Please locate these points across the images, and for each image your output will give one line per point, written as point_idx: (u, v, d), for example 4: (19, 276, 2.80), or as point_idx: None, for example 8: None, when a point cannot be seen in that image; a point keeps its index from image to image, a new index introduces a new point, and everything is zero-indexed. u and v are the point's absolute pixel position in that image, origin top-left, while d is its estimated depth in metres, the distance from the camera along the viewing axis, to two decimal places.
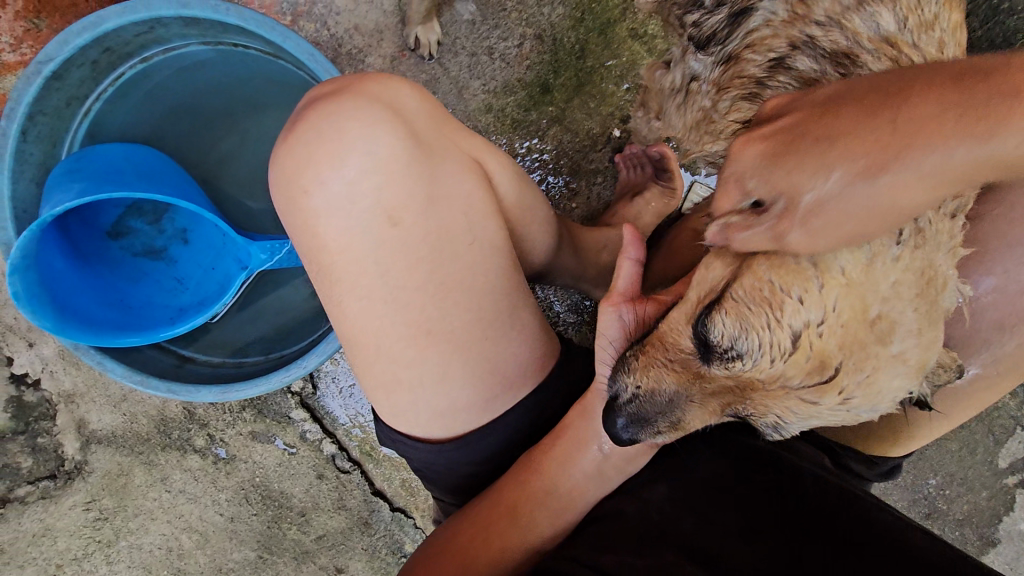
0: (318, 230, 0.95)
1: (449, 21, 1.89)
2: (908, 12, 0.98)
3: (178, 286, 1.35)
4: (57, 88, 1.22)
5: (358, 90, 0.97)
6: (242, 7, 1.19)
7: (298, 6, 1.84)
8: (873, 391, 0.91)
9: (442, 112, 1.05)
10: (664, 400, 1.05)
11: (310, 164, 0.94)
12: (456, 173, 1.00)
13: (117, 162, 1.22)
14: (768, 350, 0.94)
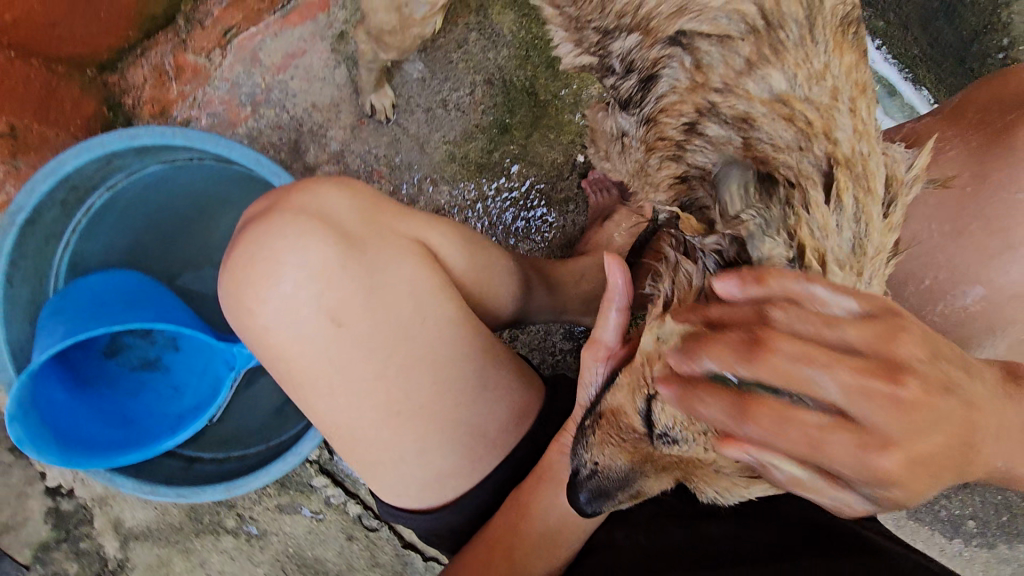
0: (273, 340, 1.01)
1: (400, 83, 1.95)
2: (798, 67, 0.97)
3: (176, 392, 1.42)
4: (33, 231, 1.30)
5: (286, 206, 1.02)
6: (186, 128, 1.29)
7: (256, 94, 1.92)
8: None
9: (373, 201, 1.10)
10: (618, 477, 1.05)
11: (250, 286, 0.99)
12: (394, 260, 1.04)
13: (100, 292, 1.31)
14: (698, 439, 0.96)
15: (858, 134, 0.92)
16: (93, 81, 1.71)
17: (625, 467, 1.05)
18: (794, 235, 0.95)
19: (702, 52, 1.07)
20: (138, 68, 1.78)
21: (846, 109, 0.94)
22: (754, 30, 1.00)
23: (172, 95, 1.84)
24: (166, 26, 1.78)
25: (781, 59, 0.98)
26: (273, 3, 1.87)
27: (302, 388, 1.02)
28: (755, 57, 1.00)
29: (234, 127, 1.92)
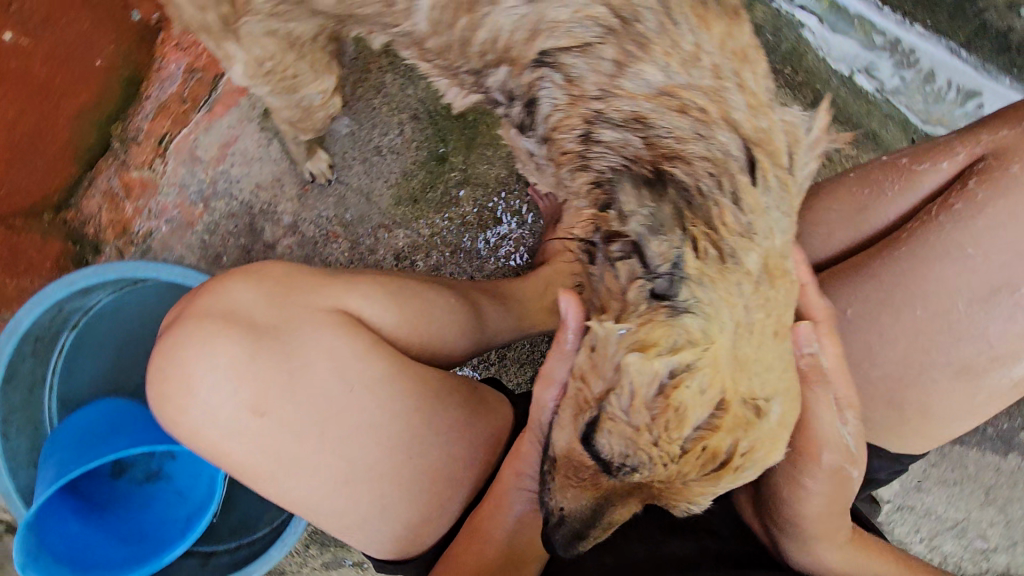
0: (203, 438, 1.05)
1: (331, 142, 1.98)
2: (671, 54, 0.82)
3: (180, 496, 1.50)
4: (14, 387, 1.40)
5: (192, 315, 1.06)
6: (112, 263, 1.39)
7: (204, 190, 1.99)
8: (767, 458, 0.82)
9: (282, 284, 1.10)
10: (584, 518, 0.85)
11: (173, 398, 1.04)
12: (305, 340, 1.05)
13: (86, 426, 1.42)
14: (655, 457, 0.80)
15: (753, 110, 0.80)
16: (52, 223, 1.84)
17: (591, 507, 0.84)
18: (687, 230, 0.86)
19: (569, 67, 0.93)
20: (90, 198, 1.88)
21: (735, 84, 0.80)
22: (611, 30, 0.86)
23: (127, 213, 1.93)
24: (103, 153, 1.86)
25: (649, 51, 0.84)
26: (195, 102, 1.91)
27: (246, 479, 1.06)
28: (623, 57, 0.87)
29: (192, 226, 2.00)
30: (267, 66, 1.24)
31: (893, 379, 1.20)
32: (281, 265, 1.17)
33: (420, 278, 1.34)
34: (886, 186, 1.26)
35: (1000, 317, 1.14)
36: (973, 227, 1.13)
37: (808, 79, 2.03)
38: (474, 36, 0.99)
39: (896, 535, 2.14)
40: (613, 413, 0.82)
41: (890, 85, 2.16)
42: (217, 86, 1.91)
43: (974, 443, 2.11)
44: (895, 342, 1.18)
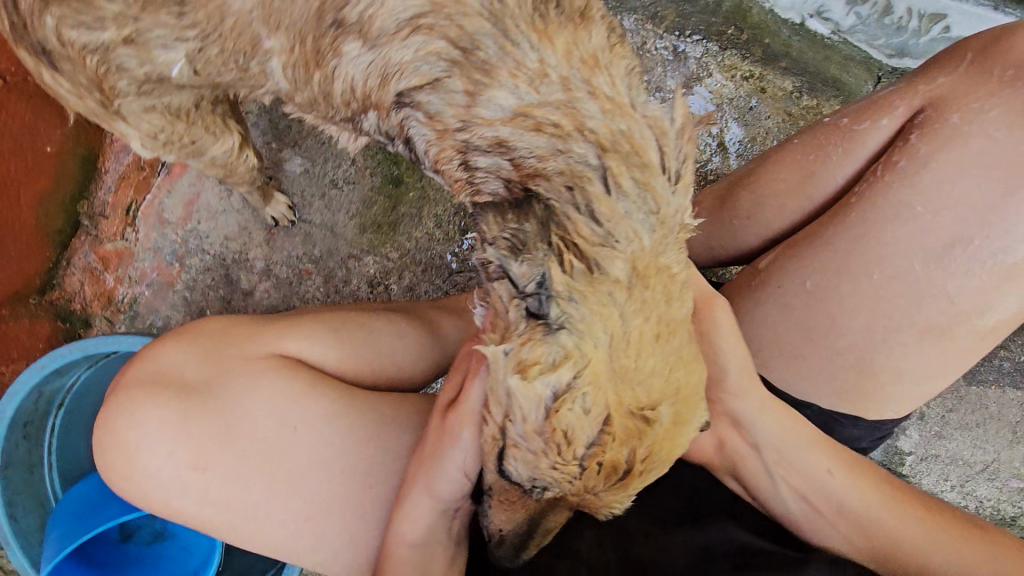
0: (154, 499, 1.05)
1: (288, 182, 2.01)
2: (514, 77, 0.91)
3: (186, 552, 1.60)
4: (13, 471, 1.47)
5: (127, 383, 1.07)
6: (78, 341, 1.44)
7: (178, 250, 2.02)
8: (669, 451, 0.89)
9: (214, 340, 1.13)
10: (522, 533, 0.96)
11: (118, 467, 1.05)
12: (242, 389, 1.07)
13: (85, 497, 1.49)
14: (560, 477, 0.86)
15: (610, 115, 0.87)
16: (39, 305, 1.91)
17: (527, 522, 0.95)
18: (551, 245, 0.90)
19: (426, 104, 1.01)
20: (71, 276, 1.95)
21: (584, 94, 0.88)
22: (454, 62, 0.95)
23: (109, 284, 2.00)
24: (75, 232, 1.94)
25: (494, 76, 0.92)
26: (154, 167, 1.98)
27: (207, 533, 1.07)
28: (472, 87, 0.95)
29: (173, 286, 2.03)
30: (161, 137, 1.39)
31: (860, 348, 1.17)
32: (221, 318, 1.20)
33: (372, 310, 1.35)
34: (831, 151, 1.26)
35: (957, 273, 1.11)
36: (920, 183, 1.13)
37: (755, 35, 1.94)
38: (333, 88, 1.12)
39: (924, 485, 2.08)
40: (516, 441, 0.88)
41: (848, 24, 1.96)
42: None
43: (992, 380, 2.01)
44: (856, 312, 1.16)
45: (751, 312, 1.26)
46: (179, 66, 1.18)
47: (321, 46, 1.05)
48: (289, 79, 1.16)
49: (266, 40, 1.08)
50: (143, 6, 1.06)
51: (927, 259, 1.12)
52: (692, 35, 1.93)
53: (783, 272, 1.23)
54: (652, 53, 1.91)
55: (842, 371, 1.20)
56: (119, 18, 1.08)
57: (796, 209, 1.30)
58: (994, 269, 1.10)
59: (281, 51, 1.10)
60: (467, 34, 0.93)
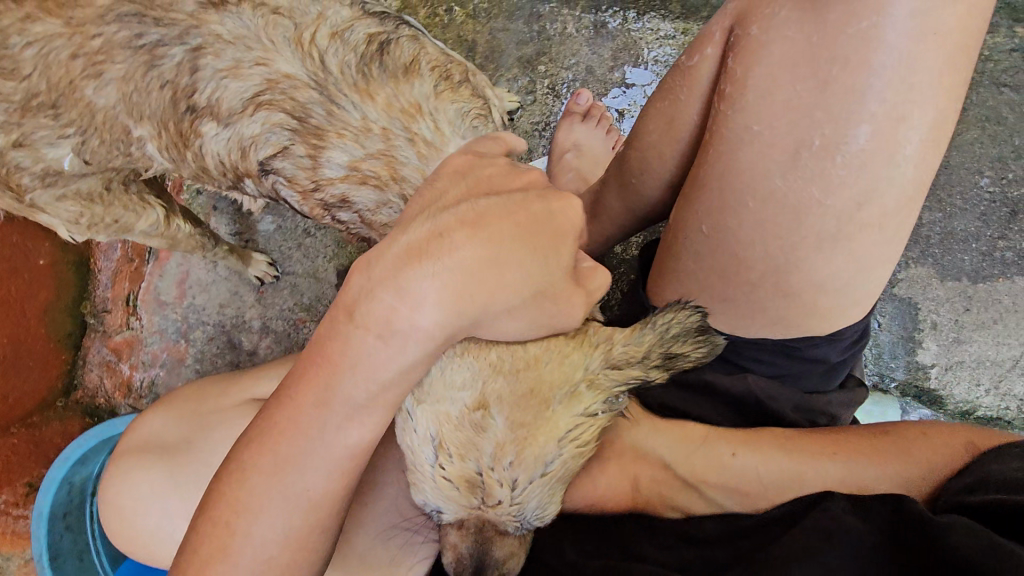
0: (163, 553, 1.19)
1: (264, 241, 2.14)
2: (349, 139, 1.27)
3: None
4: (63, 561, 1.57)
5: (121, 454, 1.23)
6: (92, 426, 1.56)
7: (180, 327, 2.13)
8: (531, 450, 0.98)
9: (188, 404, 1.27)
10: (471, 559, 1.01)
11: (129, 525, 1.20)
12: (220, 436, 1.20)
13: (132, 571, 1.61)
14: (437, 497, 1.02)
15: (422, 160, 1.27)
16: (67, 407, 2.05)
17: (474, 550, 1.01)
18: None
19: (281, 169, 1.32)
20: (90, 372, 2.09)
21: (403, 138, 1.27)
22: (295, 130, 1.28)
23: (125, 373, 2.11)
24: (85, 331, 2.09)
25: (330, 141, 1.28)
26: (142, 256, 2.11)
27: None
28: (311, 150, 1.29)
29: (183, 361, 2.13)
30: (83, 221, 1.55)
31: (771, 275, 1.13)
32: (196, 383, 1.34)
33: None
34: (678, 95, 1.25)
35: (816, 177, 1.04)
36: (747, 105, 1.07)
37: None
38: (206, 164, 1.40)
39: (957, 396, 1.96)
40: (414, 477, 1.04)
41: None
42: None
43: (999, 274, 1.93)
44: (752, 240, 1.11)
45: (671, 269, 1.26)
46: (69, 159, 1.39)
47: (183, 130, 1.34)
48: (166, 158, 1.42)
49: (135, 130, 1.35)
50: (23, 113, 1.29)
51: (784, 172, 1.06)
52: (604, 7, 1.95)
53: (681, 225, 1.20)
54: (574, 35, 1.96)
55: (766, 301, 1.16)
56: (6, 125, 1.30)
57: (674, 155, 1.30)
58: (848, 163, 1.02)
59: (153, 138, 1.37)
60: (301, 107, 1.26)
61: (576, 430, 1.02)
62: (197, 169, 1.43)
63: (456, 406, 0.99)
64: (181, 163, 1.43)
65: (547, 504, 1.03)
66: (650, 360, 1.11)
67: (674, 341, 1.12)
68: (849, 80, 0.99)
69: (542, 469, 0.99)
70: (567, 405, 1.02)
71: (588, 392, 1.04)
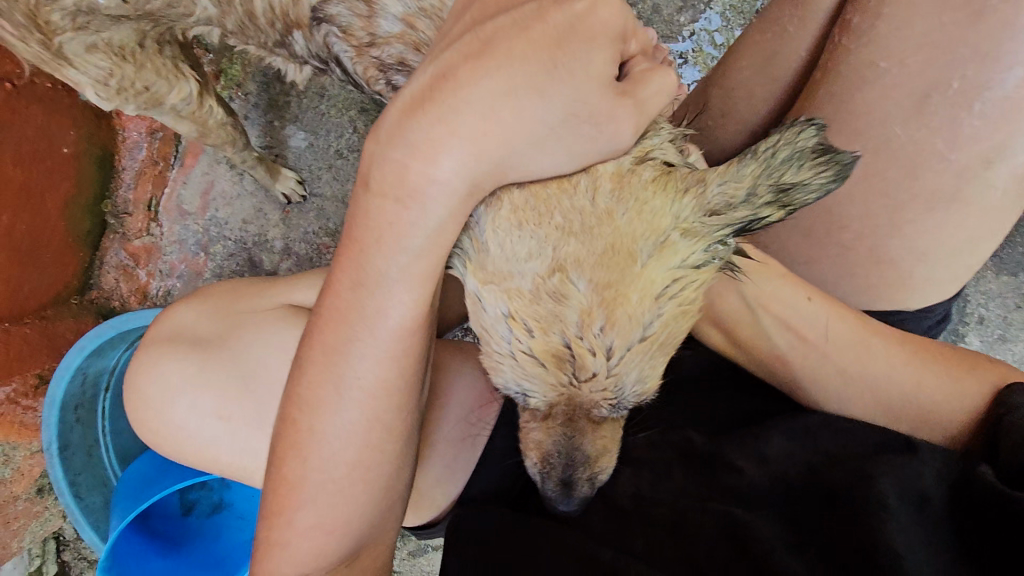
0: (184, 449, 1.15)
1: (295, 158, 2.06)
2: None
3: (243, 520, 1.69)
4: (72, 453, 1.56)
5: (149, 343, 1.18)
6: (108, 319, 1.52)
7: (201, 240, 2.08)
8: (622, 318, 0.90)
9: (223, 302, 1.21)
10: (561, 457, 1.04)
11: (152, 419, 1.16)
12: (258, 335, 1.14)
13: (139, 474, 1.57)
14: (519, 379, 0.96)
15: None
16: (81, 304, 2.01)
17: (566, 439, 1.03)
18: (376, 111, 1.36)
19: (338, 18, 1.39)
20: (107, 275, 2.06)
21: None
22: None
23: (142, 279, 2.09)
24: (103, 232, 2.03)
25: None
26: (167, 161, 2.05)
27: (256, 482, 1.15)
28: None
29: (201, 274, 2.09)
30: (112, 82, 1.46)
31: (866, 238, 1.09)
32: (230, 282, 1.29)
33: None
34: (788, 24, 1.20)
35: (943, 125, 1.01)
36: (878, 37, 1.03)
37: None
38: (256, 9, 1.45)
39: None
40: (492, 356, 0.98)
41: None
42: (181, 140, 2.05)
43: None
44: (852, 199, 1.08)
45: None
46: None
47: None
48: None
49: None
50: None
51: (905, 121, 1.03)
52: None
53: None
54: None
55: (858, 265, 1.12)
56: None
57: (766, 97, 1.26)
58: (984, 113, 0.99)
59: None
60: None
61: (675, 286, 0.93)
62: (245, 17, 1.46)
63: (528, 279, 0.90)
64: (228, 13, 1.44)
65: (645, 380, 0.97)
66: (745, 210, 0.90)
67: (781, 170, 0.87)
68: (1010, 16, 0.94)
69: (641, 332, 0.92)
70: (657, 258, 0.90)
71: (684, 240, 0.92)
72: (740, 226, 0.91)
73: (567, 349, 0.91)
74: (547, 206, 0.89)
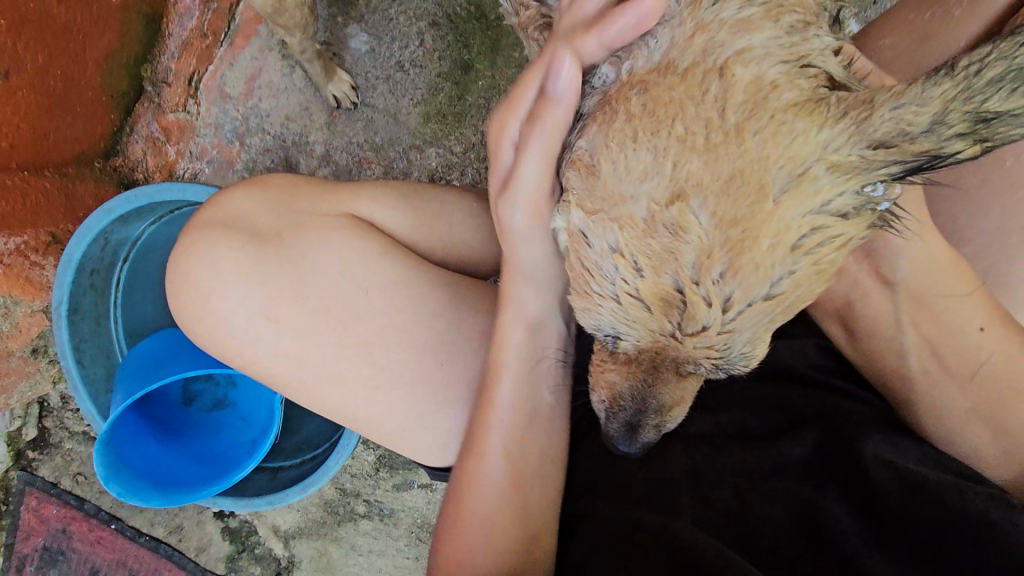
0: (217, 339, 1.11)
1: (352, 62, 1.92)
2: None
3: (244, 422, 1.66)
4: (81, 317, 1.53)
5: (198, 223, 1.13)
6: (144, 186, 1.48)
7: (238, 128, 1.96)
8: (748, 269, 0.84)
9: (282, 194, 1.16)
10: (632, 401, 1.01)
11: (188, 302, 1.10)
12: (319, 237, 1.10)
13: (147, 354, 1.52)
14: (617, 317, 0.94)
15: None
16: (104, 169, 1.90)
17: (641, 392, 1.00)
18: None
19: None
20: (134, 144, 1.94)
21: None
22: None
23: (171, 156, 1.97)
24: (139, 98, 1.90)
25: None
26: (217, 36, 1.89)
27: (286, 386, 1.13)
28: None
29: (232, 165, 1.98)
30: None
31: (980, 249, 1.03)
32: (289, 176, 1.23)
33: (436, 187, 1.31)
34: (953, 7, 1.17)
35: None
36: None
37: None
38: None
39: None
40: (597, 283, 0.94)
41: None
42: (236, 17, 1.89)
43: None
44: None
45: None
46: None
47: None
48: None
49: None
50: None
51: None
52: None
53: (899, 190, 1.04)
54: None
55: None
56: None
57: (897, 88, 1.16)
58: None
59: None
60: None
61: (814, 235, 0.86)
62: None
63: (643, 205, 0.86)
64: None
65: (755, 344, 0.93)
66: (922, 139, 0.78)
67: (986, 93, 0.74)
68: None
69: (766, 289, 0.86)
70: (794, 193, 0.83)
71: (830, 175, 0.84)
72: (913, 161, 0.81)
73: (680, 289, 0.87)
74: (667, 113, 0.85)
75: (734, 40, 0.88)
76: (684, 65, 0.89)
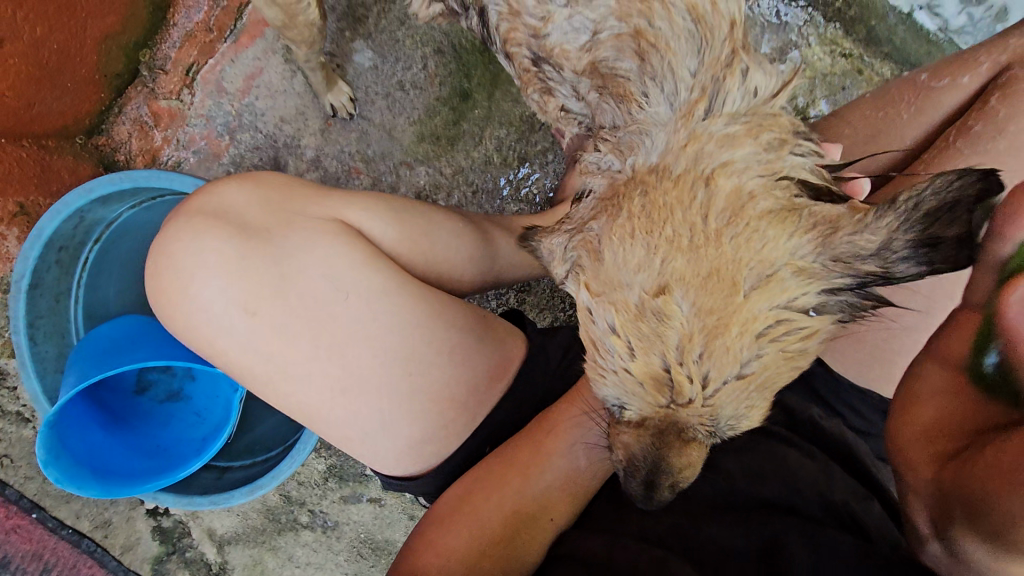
0: (192, 329, 1.12)
1: (354, 75, 1.96)
2: None
3: (197, 417, 1.63)
4: (41, 294, 1.50)
5: (188, 212, 1.14)
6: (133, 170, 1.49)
7: (230, 122, 1.96)
8: (725, 352, 0.97)
9: (277, 194, 1.19)
10: (643, 461, 1.06)
11: (166, 288, 1.11)
12: (309, 241, 1.13)
13: (106, 338, 1.48)
14: (622, 387, 1.06)
15: None
16: (84, 146, 1.86)
17: (649, 453, 1.05)
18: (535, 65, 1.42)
19: None
20: (121, 125, 1.91)
21: None
22: None
23: (156, 142, 1.94)
24: (133, 80, 1.89)
25: None
26: (221, 32, 1.91)
27: (255, 382, 1.15)
28: None
29: (219, 158, 1.97)
30: None
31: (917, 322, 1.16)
32: (285, 177, 1.26)
33: (427, 207, 1.36)
34: (902, 110, 1.31)
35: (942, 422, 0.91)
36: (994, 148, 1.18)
37: (862, 14, 2.01)
38: None
39: None
40: (601, 366, 1.09)
41: (956, 24, 2.03)
42: (242, 16, 1.91)
43: None
44: None
45: None
46: None
47: None
48: None
49: None
50: None
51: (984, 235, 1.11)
52: (798, 1, 1.97)
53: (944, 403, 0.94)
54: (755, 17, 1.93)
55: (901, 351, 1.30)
56: None
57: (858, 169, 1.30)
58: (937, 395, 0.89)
59: None
60: None
61: (778, 327, 0.99)
62: None
63: (635, 292, 1.01)
64: None
65: (742, 415, 1.03)
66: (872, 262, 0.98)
67: (925, 224, 0.93)
68: None
69: (739, 369, 0.99)
70: (761, 292, 0.96)
71: (796, 278, 0.98)
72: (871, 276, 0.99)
73: (671, 372, 1.00)
74: (661, 215, 0.99)
75: (722, 151, 1.03)
76: (678, 169, 1.03)
